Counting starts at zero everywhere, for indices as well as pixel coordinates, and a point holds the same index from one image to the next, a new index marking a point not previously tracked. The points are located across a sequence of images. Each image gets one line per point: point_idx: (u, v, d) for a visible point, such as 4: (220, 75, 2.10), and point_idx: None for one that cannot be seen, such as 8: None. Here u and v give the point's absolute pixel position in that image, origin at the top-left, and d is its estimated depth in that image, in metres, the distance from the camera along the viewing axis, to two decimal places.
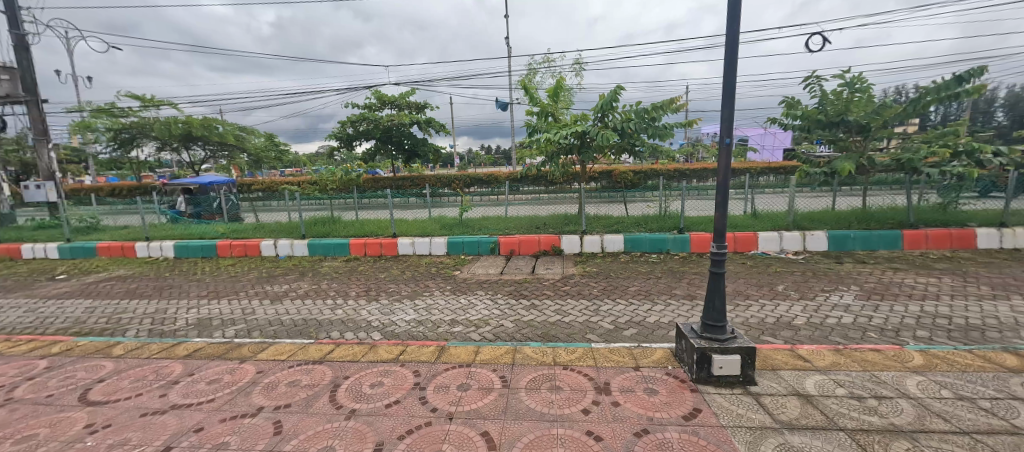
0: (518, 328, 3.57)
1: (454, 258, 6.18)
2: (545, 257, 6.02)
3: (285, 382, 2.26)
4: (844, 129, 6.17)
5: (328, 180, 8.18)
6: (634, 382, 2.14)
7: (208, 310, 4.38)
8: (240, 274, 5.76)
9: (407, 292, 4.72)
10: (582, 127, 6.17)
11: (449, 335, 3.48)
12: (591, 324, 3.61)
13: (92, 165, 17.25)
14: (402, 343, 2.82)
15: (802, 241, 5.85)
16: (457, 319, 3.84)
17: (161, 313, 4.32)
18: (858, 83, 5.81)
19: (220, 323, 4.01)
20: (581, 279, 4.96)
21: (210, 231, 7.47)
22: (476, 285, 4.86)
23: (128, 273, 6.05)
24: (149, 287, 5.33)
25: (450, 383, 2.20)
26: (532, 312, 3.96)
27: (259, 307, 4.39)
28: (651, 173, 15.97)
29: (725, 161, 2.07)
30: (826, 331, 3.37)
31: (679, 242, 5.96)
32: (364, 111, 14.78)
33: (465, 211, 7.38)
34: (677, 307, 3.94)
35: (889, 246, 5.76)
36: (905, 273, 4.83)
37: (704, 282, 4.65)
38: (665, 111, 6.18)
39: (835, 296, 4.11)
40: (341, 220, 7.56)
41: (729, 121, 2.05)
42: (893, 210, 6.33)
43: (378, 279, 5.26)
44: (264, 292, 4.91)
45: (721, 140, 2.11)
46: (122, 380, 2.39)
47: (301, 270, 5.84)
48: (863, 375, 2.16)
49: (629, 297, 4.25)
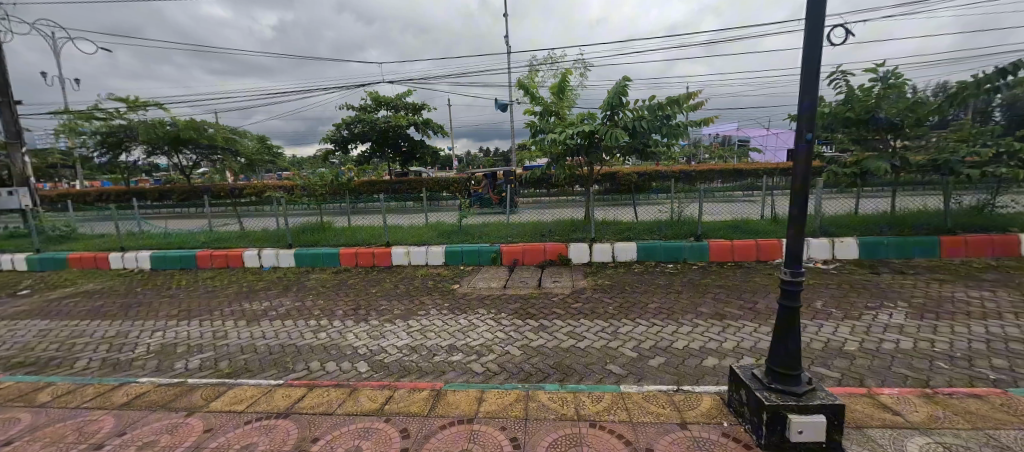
0: (526, 357, 3.09)
1: (453, 269, 5.70)
2: (551, 267, 5.55)
3: (237, 447, 1.78)
4: (873, 126, 5.69)
5: (317, 184, 7.63)
6: (684, 448, 1.66)
7: (175, 333, 3.88)
8: (218, 288, 5.25)
9: (400, 310, 4.22)
10: (590, 125, 5.68)
11: (447, 366, 2.99)
12: (610, 352, 3.12)
13: (82, 171, 16.78)
14: (388, 386, 2.33)
15: (831, 248, 5.38)
16: (455, 345, 3.35)
17: (121, 338, 3.82)
18: (891, 78, 5.36)
19: (185, 351, 3.50)
20: (594, 293, 4.48)
21: (191, 240, 6.98)
22: (477, 302, 4.38)
23: (98, 288, 5.54)
24: (117, 305, 4.83)
25: (447, 449, 1.71)
26: (541, 336, 3.47)
27: (233, 330, 3.90)
28: (655, 174, 15.57)
29: (805, 163, 1.58)
30: (887, 360, 2.89)
31: (696, 250, 5.49)
32: (360, 112, 14.34)
33: (464, 217, 6.91)
34: (706, 330, 3.45)
35: (925, 254, 5.30)
36: (953, 285, 4.34)
37: (730, 297, 4.17)
38: (680, 108, 5.68)
39: (884, 315, 3.63)
40: (332, 227, 7.08)
41: (812, 110, 1.55)
42: (925, 214, 5.86)
43: (369, 294, 4.77)
44: (241, 311, 4.41)
45: (800, 136, 1.60)
46: (33, 443, 1.89)
47: (286, 283, 5.35)
48: (978, 437, 1.68)
49: (650, 317, 3.76)
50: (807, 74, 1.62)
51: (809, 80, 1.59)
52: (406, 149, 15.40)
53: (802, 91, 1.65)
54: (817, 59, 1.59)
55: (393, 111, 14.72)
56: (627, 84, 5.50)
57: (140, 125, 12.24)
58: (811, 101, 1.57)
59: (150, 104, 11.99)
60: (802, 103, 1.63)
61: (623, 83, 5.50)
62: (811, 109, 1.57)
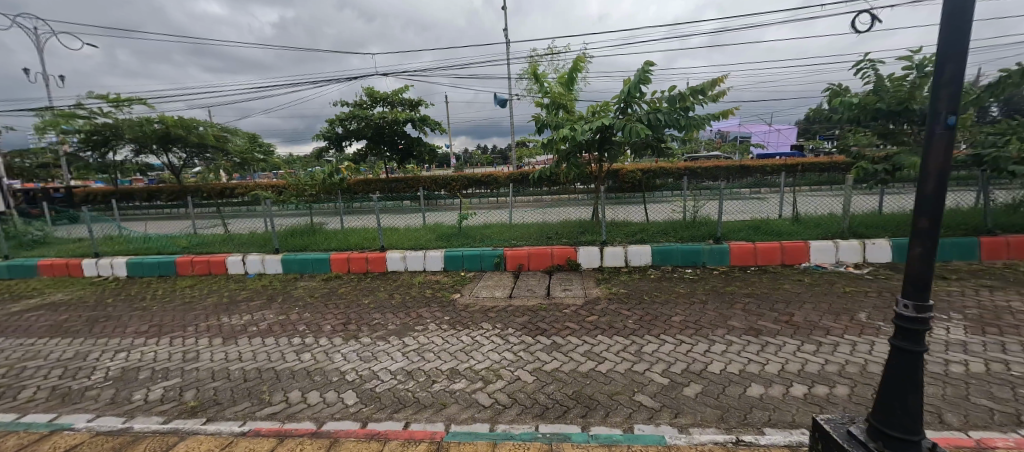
0: (540, 385, 2.66)
1: (453, 276, 5.27)
2: (559, 273, 5.14)
3: None
4: (905, 119, 5.27)
5: (307, 184, 7.19)
6: None
7: (141, 354, 3.44)
8: (197, 299, 4.79)
9: (395, 325, 3.78)
10: (604, 120, 5.26)
11: (448, 397, 2.56)
12: (636, 377, 2.70)
13: (69, 171, 16.21)
14: (376, 435, 2.15)
15: (861, 251, 4.93)
16: (458, 369, 2.92)
17: (79, 360, 3.37)
18: (928, 65, 4.94)
19: (147, 377, 3.06)
20: (609, 304, 4.05)
21: (170, 245, 6.48)
22: (480, 315, 3.94)
23: (65, 299, 5.06)
24: (81, 319, 4.36)
25: None
26: (554, 357, 3.04)
27: (206, 350, 3.46)
28: (659, 172, 15.25)
29: (942, 157, 1.18)
30: (961, 387, 2.48)
31: (715, 253, 5.08)
32: (354, 109, 13.85)
33: (464, 219, 6.48)
34: (743, 349, 3.04)
35: (963, 256, 4.90)
36: (1004, 293, 3.93)
37: (762, 309, 3.75)
38: (702, 98, 5.21)
39: (939, 330, 3.22)
40: (322, 231, 6.67)
41: (959, 85, 1.15)
42: (961, 214, 5.43)
43: (361, 306, 4.33)
44: (218, 326, 3.96)
45: (943, 121, 1.19)
46: None
47: (271, 292, 4.90)
48: None
49: (676, 333, 3.33)
50: (948, 35, 1.21)
51: (954, 44, 1.18)
52: (403, 147, 14.96)
53: (939, 58, 1.24)
54: (965, 14, 1.17)
55: (389, 108, 14.28)
56: (649, 70, 5.06)
57: (123, 122, 11.59)
58: (958, 72, 1.17)
59: (134, 100, 11.37)
60: (941, 74, 1.22)
61: (646, 70, 5.06)
62: (956, 83, 1.16)
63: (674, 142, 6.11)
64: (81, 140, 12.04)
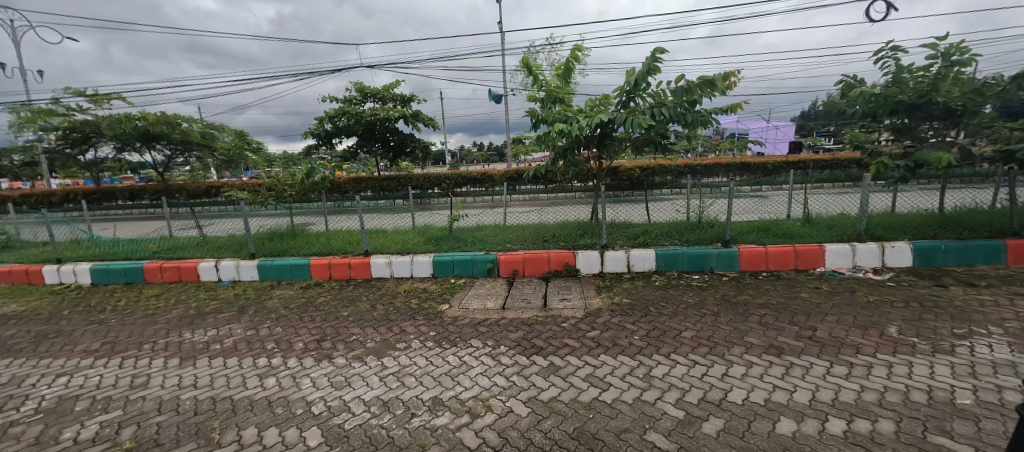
0: (535, 420, 2.29)
1: (441, 283, 4.88)
2: (556, 280, 4.77)
3: None
4: (926, 113, 4.94)
5: (287, 184, 6.72)
6: None
7: (86, 379, 3.05)
8: (161, 312, 4.36)
9: (374, 343, 3.39)
10: (605, 114, 4.88)
11: (428, 437, 2.18)
12: (647, 410, 2.34)
13: (50, 169, 15.66)
14: None
15: (880, 255, 4.60)
16: (441, 399, 2.55)
17: (12, 387, 2.97)
18: (955, 54, 4.60)
19: (84, 409, 2.65)
20: (612, 317, 3.68)
21: (138, 250, 6.00)
22: (471, 330, 3.56)
23: (18, 311, 4.62)
24: (29, 335, 3.94)
25: None
26: (552, 383, 2.67)
27: (158, 373, 3.07)
28: (656, 170, 14.93)
29: None
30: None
31: (725, 258, 4.73)
32: (344, 105, 13.42)
33: (455, 220, 6.08)
34: (766, 372, 2.68)
35: (988, 260, 4.55)
36: None
37: (780, 322, 3.40)
38: (710, 90, 4.83)
39: (982, 348, 2.84)
40: (303, 233, 6.24)
41: None
42: (984, 214, 5.10)
43: (339, 319, 3.93)
44: (178, 344, 3.56)
45: None
46: None
47: (242, 303, 4.49)
48: None
49: (689, 353, 2.96)
50: None
51: None
52: (394, 144, 14.53)
53: None
54: None
55: (380, 103, 13.85)
56: (657, 59, 4.69)
57: (103, 120, 11.09)
58: None
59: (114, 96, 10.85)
60: None
61: (654, 59, 4.68)
62: None
63: (677, 138, 5.74)
64: (58, 138, 11.50)
